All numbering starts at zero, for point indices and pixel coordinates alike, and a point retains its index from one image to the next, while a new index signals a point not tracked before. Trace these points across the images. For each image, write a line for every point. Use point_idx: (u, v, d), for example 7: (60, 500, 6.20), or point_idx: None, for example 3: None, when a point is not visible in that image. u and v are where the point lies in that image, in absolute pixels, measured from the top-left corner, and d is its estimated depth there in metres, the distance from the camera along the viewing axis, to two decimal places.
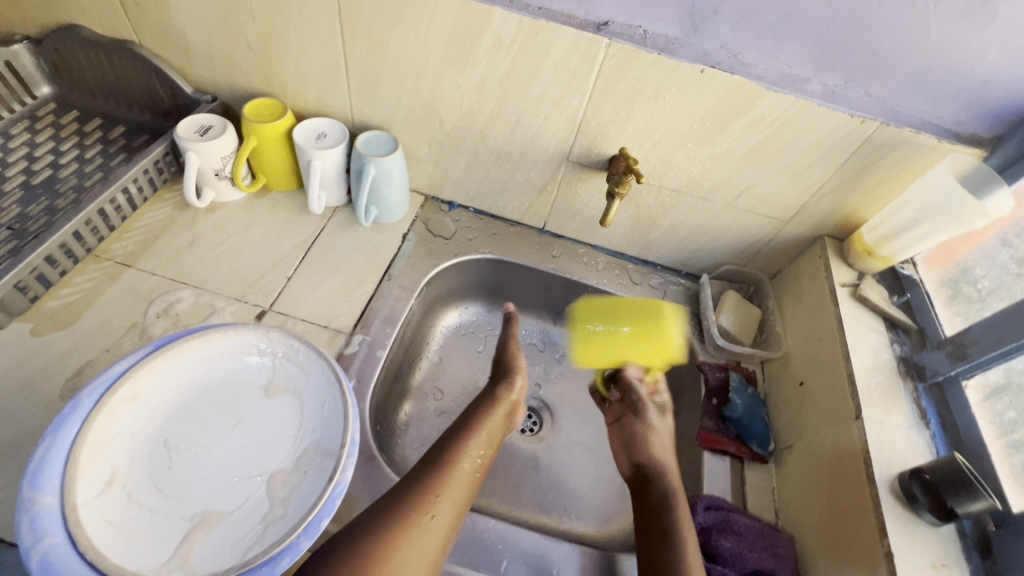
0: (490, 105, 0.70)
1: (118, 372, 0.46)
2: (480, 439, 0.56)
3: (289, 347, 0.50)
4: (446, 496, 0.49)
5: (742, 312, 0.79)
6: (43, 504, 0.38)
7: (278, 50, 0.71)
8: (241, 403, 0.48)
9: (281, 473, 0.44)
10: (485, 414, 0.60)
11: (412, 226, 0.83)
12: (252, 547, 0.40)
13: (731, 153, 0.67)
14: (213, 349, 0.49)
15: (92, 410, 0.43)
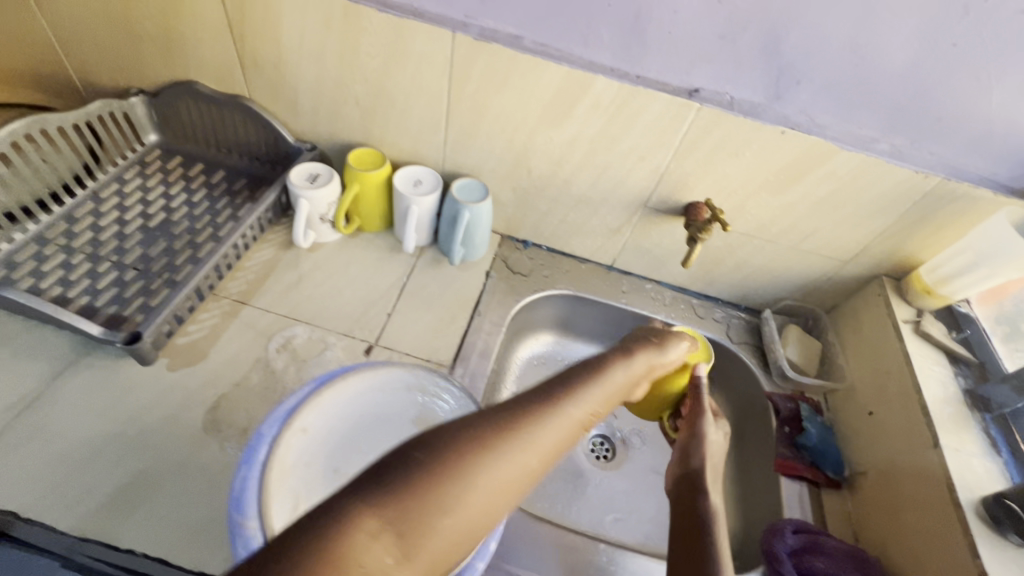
0: (579, 157, 0.77)
1: (290, 407, 0.51)
2: (606, 396, 0.39)
3: (434, 384, 0.56)
4: (589, 407, 0.37)
5: (805, 345, 0.85)
6: (250, 528, 0.44)
7: (384, 106, 0.78)
8: (395, 433, 0.53)
9: None
10: (637, 350, 0.47)
11: (493, 264, 0.89)
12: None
13: (800, 202, 0.74)
14: (367, 385, 0.55)
15: (273, 441, 0.49)
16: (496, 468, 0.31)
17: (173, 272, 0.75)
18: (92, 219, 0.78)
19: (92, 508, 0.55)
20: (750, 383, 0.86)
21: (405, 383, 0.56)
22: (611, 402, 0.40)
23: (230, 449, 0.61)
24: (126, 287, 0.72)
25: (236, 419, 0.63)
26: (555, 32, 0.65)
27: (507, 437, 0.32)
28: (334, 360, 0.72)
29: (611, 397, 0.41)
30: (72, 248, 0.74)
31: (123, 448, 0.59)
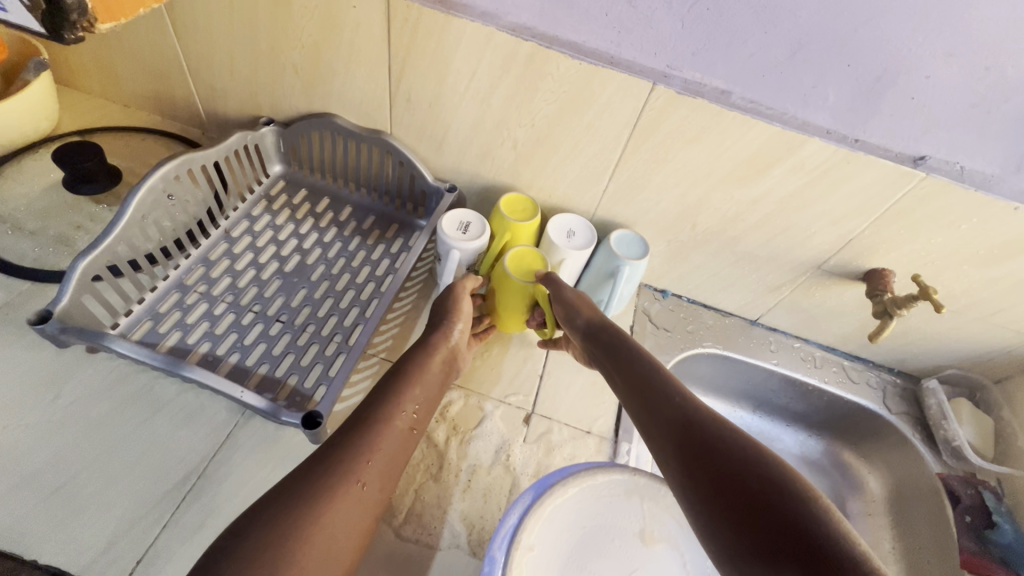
0: (757, 216, 0.70)
1: (512, 524, 0.48)
2: (413, 398, 0.56)
3: (658, 493, 0.53)
4: (407, 405, 0.55)
5: (978, 422, 0.79)
6: None
7: (544, 151, 0.72)
8: (622, 551, 0.50)
9: None
10: (433, 343, 0.62)
11: (635, 317, 0.84)
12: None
13: (1009, 277, 0.67)
14: (590, 491, 0.52)
15: (506, 565, 0.45)
16: (329, 511, 0.43)
17: (318, 325, 0.69)
18: (229, 262, 0.74)
19: None
20: (912, 458, 0.80)
21: (624, 488, 0.53)
22: (426, 396, 0.58)
23: (409, 538, 0.57)
24: (274, 343, 0.67)
25: (407, 502, 0.59)
26: (772, 90, 0.58)
27: (324, 496, 0.43)
28: (495, 431, 0.66)
29: (428, 390, 0.58)
30: (214, 296, 0.70)
31: None
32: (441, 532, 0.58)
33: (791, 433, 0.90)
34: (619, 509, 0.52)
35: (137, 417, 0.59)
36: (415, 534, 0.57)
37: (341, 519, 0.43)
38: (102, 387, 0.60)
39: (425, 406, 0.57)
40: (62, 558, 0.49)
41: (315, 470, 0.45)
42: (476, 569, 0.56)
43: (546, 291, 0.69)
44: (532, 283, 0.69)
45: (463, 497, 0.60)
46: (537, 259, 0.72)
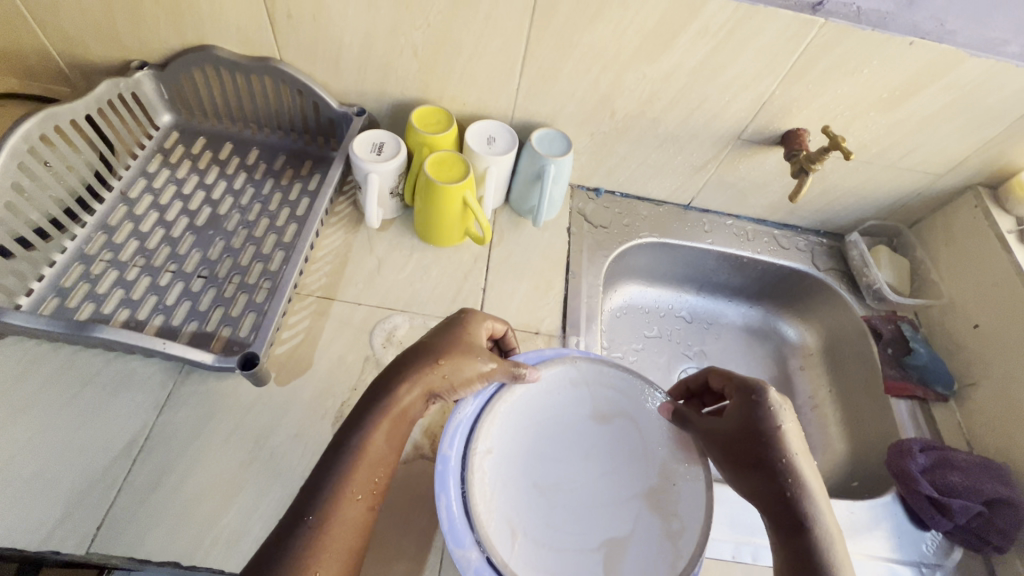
0: (673, 92, 0.70)
1: (464, 423, 0.48)
2: (365, 472, 0.46)
3: (599, 372, 0.54)
4: (368, 466, 0.47)
5: (896, 264, 0.84)
6: (473, 559, 0.42)
7: (448, 54, 0.68)
8: (579, 433, 0.51)
9: (653, 491, 0.48)
10: (401, 384, 0.49)
11: (571, 219, 0.84)
12: (673, 567, 0.44)
13: (913, 117, 0.70)
14: (536, 386, 0.51)
15: (461, 461, 0.46)
16: None
17: (243, 275, 0.67)
18: (132, 224, 0.69)
19: (255, 545, 0.51)
20: (840, 308, 0.86)
21: (569, 377, 0.53)
22: (392, 442, 0.48)
23: None
24: (199, 299, 0.64)
25: None
26: None
27: None
28: None
29: (394, 435, 0.48)
30: (123, 261, 0.65)
31: (261, 476, 0.55)
32: None
33: (733, 307, 0.95)
34: (567, 396, 0.52)
35: (64, 397, 0.56)
36: None
37: None
38: (19, 372, 0.57)
39: (391, 461, 0.48)
40: (16, 538, 0.48)
41: None
42: None
43: (469, 188, 0.68)
44: (456, 183, 0.67)
45: None
46: (461, 157, 0.71)
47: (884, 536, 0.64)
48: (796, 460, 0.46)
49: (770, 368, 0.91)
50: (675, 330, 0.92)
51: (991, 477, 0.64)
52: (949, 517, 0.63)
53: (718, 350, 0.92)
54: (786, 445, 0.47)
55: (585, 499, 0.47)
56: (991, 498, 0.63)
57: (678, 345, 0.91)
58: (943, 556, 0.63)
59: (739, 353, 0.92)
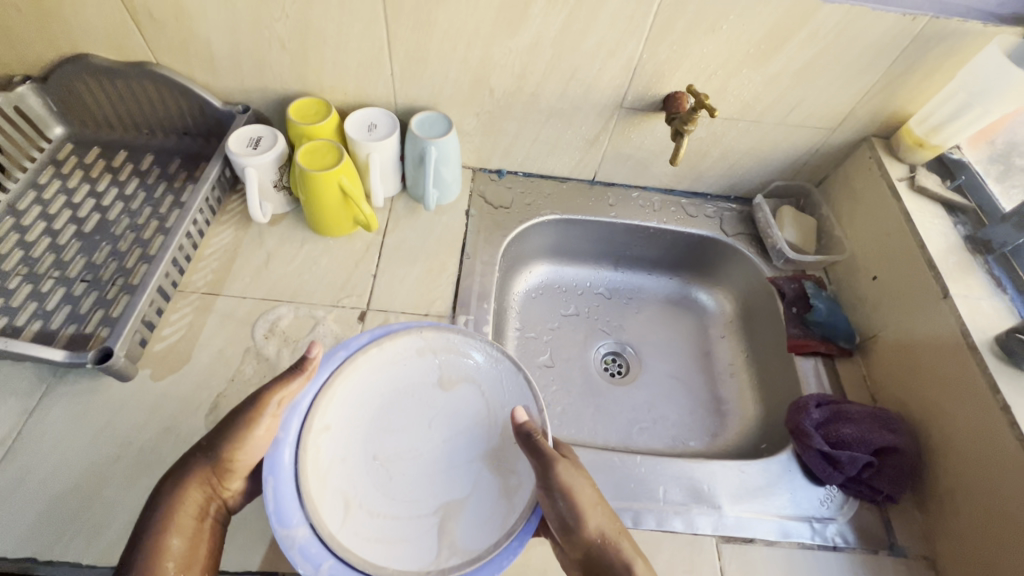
0: (543, 63, 0.69)
1: (305, 411, 0.50)
2: None
3: (447, 342, 0.57)
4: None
5: (801, 223, 0.83)
6: (300, 537, 0.45)
7: (315, 43, 0.69)
8: (425, 403, 0.56)
9: (492, 451, 0.54)
10: (187, 488, 0.45)
11: (471, 201, 0.84)
12: (502, 523, 0.48)
13: (787, 71, 0.69)
14: (381, 361, 0.56)
15: (296, 441, 0.49)
16: None
17: (127, 277, 0.68)
18: (17, 235, 0.70)
19: (115, 538, 0.51)
20: (751, 272, 0.85)
21: (416, 346, 0.57)
22: (194, 543, 0.45)
23: None
24: (79, 302, 0.65)
25: None
26: None
27: None
28: (328, 334, 0.67)
29: (193, 536, 0.45)
30: (5, 271, 0.66)
31: (128, 470, 0.55)
32: None
33: (653, 279, 0.94)
34: (412, 367, 0.56)
35: None
36: None
37: None
38: None
39: (201, 560, 0.45)
40: None
41: None
42: None
43: (341, 174, 0.68)
44: (328, 169, 0.67)
45: None
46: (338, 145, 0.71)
47: (778, 496, 0.62)
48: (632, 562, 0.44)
49: (690, 338, 0.90)
50: (593, 306, 0.91)
51: (878, 425, 0.64)
52: (840, 470, 0.62)
53: (635, 325, 0.91)
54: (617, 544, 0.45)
55: (425, 465, 0.53)
56: (877, 446, 0.62)
57: (594, 322, 0.90)
58: (841, 512, 0.62)
59: (658, 326, 0.91)
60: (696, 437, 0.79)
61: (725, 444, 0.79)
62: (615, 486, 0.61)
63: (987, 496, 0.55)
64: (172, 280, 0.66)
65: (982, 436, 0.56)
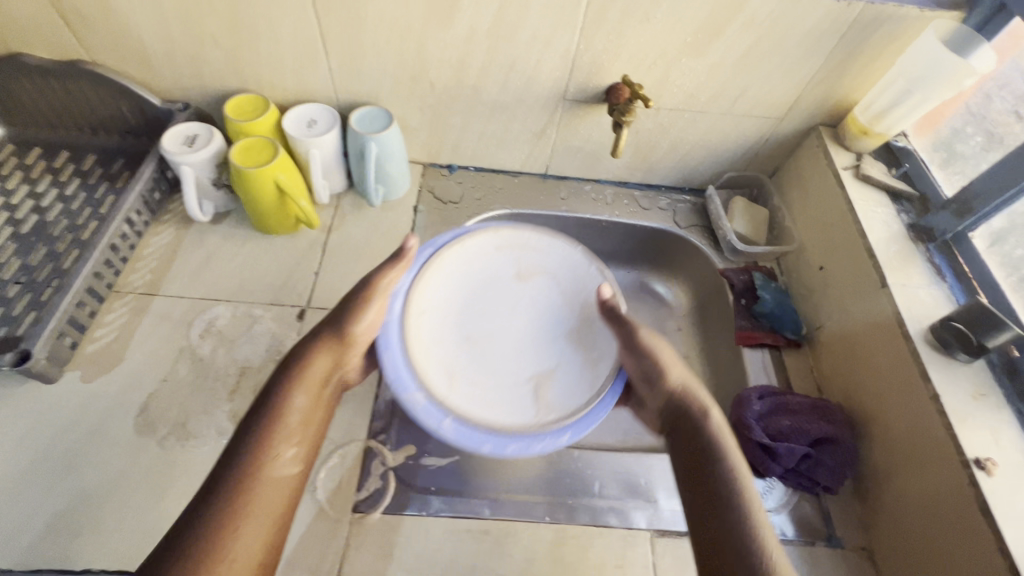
0: (480, 56, 0.69)
1: (405, 296, 0.60)
2: (292, 429, 0.51)
3: (519, 239, 0.68)
4: (292, 425, 0.51)
5: (752, 214, 0.83)
6: (418, 400, 0.54)
7: (247, 40, 0.68)
8: (508, 291, 0.66)
9: (571, 333, 0.63)
10: (317, 353, 0.55)
11: (419, 197, 0.83)
12: (593, 381, 0.59)
13: (727, 60, 0.68)
14: (472, 254, 0.66)
15: (400, 323, 0.58)
16: None
17: (61, 278, 0.67)
18: None
19: (35, 541, 0.51)
20: (704, 264, 0.84)
21: (493, 245, 0.67)
22: (315, 405, 0.54)
23: (172, 447, 0.57)
24: (12, 304, 0.64)
25: (172, 415, 0.59)
26: None
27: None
28: (265, 333, 0.67)
29: (314, 398, 0.54)
30: None
31: (52, 473, 0.55)
32: (205, 433, 0.59)
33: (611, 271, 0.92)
34: (491, 262, 0.66)
35: None
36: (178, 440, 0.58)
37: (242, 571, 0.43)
38: None
39: (307, 426, 0.53)
40: None
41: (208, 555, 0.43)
42: None
43: (275, 171, 0.67)
44: (261, 167, 0.66)
45: (231, 399, 0.61)
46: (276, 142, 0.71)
47: None
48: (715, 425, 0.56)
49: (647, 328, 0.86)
50: None
51: (817, 416, 0.63)
52: (779, 462, 0.61)
53: None
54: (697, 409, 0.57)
55: (523, 338, 0.63)
56: (816, 436, 0.62)
57: None
58: (778, 505, 0.61)
59: None
60: (649, 433, 0.75)
61: None
62: (550, 479, 0.61)
63: (919, 484, 0.54)
64: (103, 280, 0.65)
65: (917, 426, 0.55)
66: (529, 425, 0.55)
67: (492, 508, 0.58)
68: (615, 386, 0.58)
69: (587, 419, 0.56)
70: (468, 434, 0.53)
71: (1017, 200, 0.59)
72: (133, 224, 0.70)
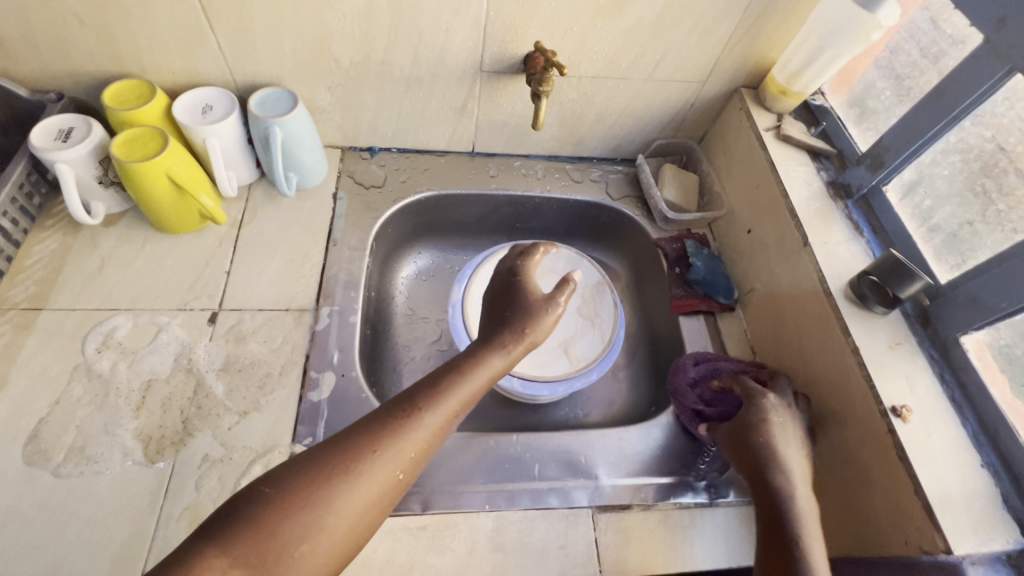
0: (385, 27, 0.64)
1: (458, 302, 0.72)
2: (470, 386, 0.46)
3: None
4: (449, 407, 0.44)
5: (682, 181, 0.82)
6: None
7: (119, 19, 0.60)
8: None
9: (582, 305, 0.76)
10: (503, 345, 0.49)
11: (340, 183, 0.78)
12: (603, 339, 0.72)
13: (642, 23, 0.66)
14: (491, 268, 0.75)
15: (463, 324, 0.70)
16: (309, 529, 0.37)
17: None
18: None
19: None
20: (638, 234, 0.83)
21: (512, 257, 0.76)
22: (482, 389, 0.47)
23: (71, 475, 0.52)
24: None
25: (67, 440, 0.54)
26: None
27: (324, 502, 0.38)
28: (172, 341, 0.61)
29: (484, 385, 0.47)
30: None
31: None
32: (109, 455, 0.54)
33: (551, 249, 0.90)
34: None
35: None
36: (77, 467, 0.53)
37: (345, 514, 0.38)
38: None
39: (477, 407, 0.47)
40: None
41: (322, 479, 0.39)
42: (157, 475, 0.54)
43: (167, 162, 0.61)
44: (151, 158, 0.60)
45: (137, 416, 0.56)
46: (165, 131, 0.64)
47: (654, 458, 0.62)
48: (777, 450, 0.52)
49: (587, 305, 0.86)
50: None
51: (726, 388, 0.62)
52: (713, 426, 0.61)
53: None
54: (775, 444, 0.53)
55: None
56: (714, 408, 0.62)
57: None
58: (720, 467, 0.62)
59: None
60: (595, 410, 0.75)
61: (619, 410, 0.76)
62: (487, 467, 0.59)
63: (845, 440, 0.55)
64: None
65: (842, 385, 0.56)
66: (564, 373, 0.68)
67: (424, 503, 0.55)
68: (617, 338, 0.71)
69: (595, 369, 0.68)
70: (535, 386, 0.67)
71: (925, 152, 0.59)
72: (7, 232, 0.63)
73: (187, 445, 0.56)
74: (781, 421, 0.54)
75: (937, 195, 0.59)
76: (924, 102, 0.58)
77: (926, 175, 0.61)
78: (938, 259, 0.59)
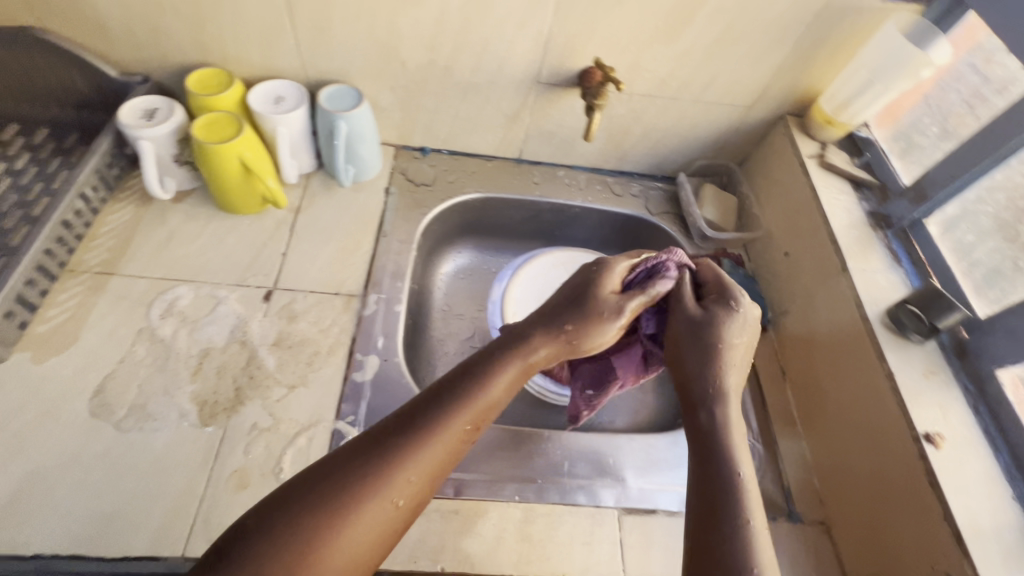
0: (452, 35, 0.68)
1: (498, 301, 0.75)
2: (482, 400, 0.45)
3: (569, 257, 0.80)
4: (458, 426, 0.44)
5: (721, 202, 0.85)
6: None
7: (211, 11, 0.65)
8: None
9: None
10: (530, 349, 0.49)
11: (392, 179, 0.82)
12: None
13: (697, 47, 0.69)
14: (531, 271, 0.78)
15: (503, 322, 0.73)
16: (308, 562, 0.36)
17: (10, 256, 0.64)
18: None
19: None
20: None
21: (552, 262, 0.79)
22: (494, 404, 0.46)
23: (131, 430, 0.56)
24: None
25: (130, 396, 0.58)
26: None
27: (322, 534, 0.37)
28: (230, 314, 0.65)
29: (501, 394, 0.47)
30: None
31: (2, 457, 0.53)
32: (167, 415, 0.57)
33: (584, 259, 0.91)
34: (554, 275, 0.78)
35: None
36: (137, 423, 0.56)
37: (345, 544, 0.38)
38: None
39: (494, 415, 0.47)
40: None
41: (320, 508, 0.38)
42: (209, 438, 0.57)
43: (240, 146, 0.65)
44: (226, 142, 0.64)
45: (193, 381, 0.60)
46: (240, 117, 0.68)
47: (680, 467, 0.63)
48: (723, 373, 0.50)
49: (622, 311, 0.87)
50: None
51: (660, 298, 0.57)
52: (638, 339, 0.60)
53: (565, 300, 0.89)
54: (723, 364, 0.50)
55: None
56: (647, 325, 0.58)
57: None
58: None
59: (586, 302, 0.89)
60: (620, 418, 0.77)
61: (644, 420, 0.77)
62: (518, 461, 0.61)
63: (874, 464, 0.56)
64: (57, 258, 0.63)
65: (875, 410, 0.57)
66: None
67: (456, 488, 0.57)
68: None
69: None
70: None
71: (969, 188, 0.61)
72: (89, 201, 0.67)
73: (238, 412, 0.59)
74: (736, 333, 0.51)
75: (980, 230, 0.61)
76: (971, 139, 0.60)
77: (969, 212, 0.62)
78: (978, 295, 0.60)
